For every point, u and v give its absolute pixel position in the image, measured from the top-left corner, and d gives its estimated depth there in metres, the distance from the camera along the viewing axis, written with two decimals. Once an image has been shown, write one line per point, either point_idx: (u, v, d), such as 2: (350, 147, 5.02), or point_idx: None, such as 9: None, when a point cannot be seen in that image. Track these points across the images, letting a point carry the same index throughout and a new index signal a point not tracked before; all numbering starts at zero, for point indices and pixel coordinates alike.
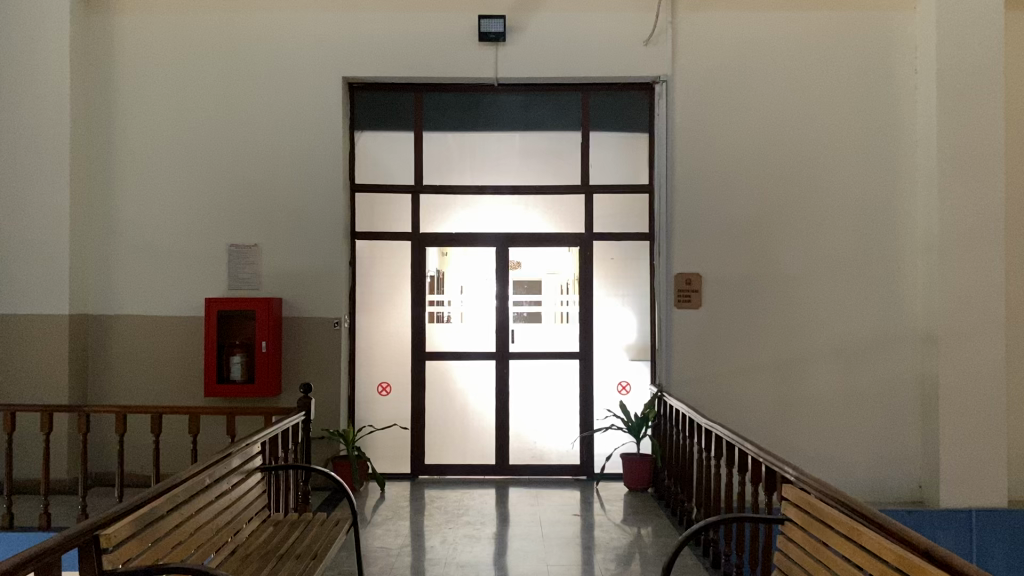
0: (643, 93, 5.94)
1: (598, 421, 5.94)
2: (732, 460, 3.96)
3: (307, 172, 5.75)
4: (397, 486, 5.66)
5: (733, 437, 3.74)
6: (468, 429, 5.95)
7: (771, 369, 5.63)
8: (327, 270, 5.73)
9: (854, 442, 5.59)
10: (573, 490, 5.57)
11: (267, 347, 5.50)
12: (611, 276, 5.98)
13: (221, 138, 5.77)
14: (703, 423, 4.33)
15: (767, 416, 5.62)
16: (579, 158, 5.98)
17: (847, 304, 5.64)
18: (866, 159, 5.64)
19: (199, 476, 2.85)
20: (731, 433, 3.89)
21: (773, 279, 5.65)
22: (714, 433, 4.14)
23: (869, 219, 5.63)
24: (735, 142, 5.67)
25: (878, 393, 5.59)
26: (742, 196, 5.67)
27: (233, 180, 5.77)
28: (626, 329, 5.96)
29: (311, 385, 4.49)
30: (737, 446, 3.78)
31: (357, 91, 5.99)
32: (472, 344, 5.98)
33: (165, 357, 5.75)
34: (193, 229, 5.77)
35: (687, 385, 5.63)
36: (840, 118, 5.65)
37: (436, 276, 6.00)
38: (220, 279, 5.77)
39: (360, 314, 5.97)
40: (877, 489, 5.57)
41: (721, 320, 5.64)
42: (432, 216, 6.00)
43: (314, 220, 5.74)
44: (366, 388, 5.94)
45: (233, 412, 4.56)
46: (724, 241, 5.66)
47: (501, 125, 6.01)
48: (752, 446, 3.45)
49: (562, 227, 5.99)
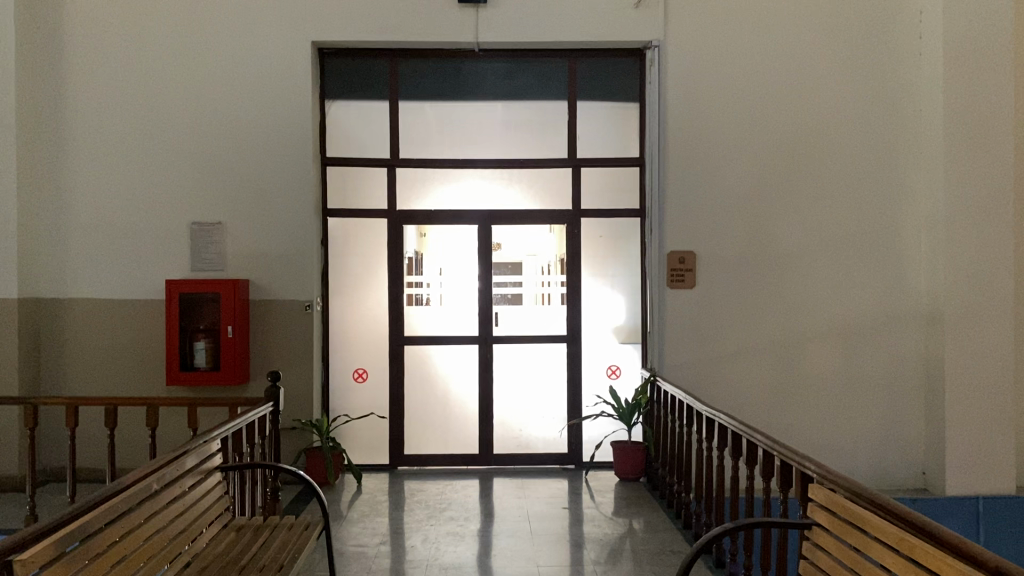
0: (633, 60, 5.60)
1: (587, 408, 5.64)
2: (738, 450, 3.69)
3: (276, 144, 5.36)
4: (375, 479, 5.34)
5: (740, 426, 3.47)
6: (449, 417, 5.63)
7: (768, 351, 5.36)
8: (297, 249, 5.36)
9: (855, 427, 5.35)
10: (560, 481, 5.28)
11: (233, 331, 5.15)
12: (599, 255, 5.66)
13: (181, 108, 5.35)
14: (703, 411, 4.05)
15: (765, 401, 5.36)
16: (567, 130, 5.63)
17: (848, 282, 5.37)
18: (869, 131, 5.36)
19: (147, 480, 2.52)
20: (735, 421, 3.61)
21: (770, 256, 5.37)
22: (717, 422, 3.87)
23: (872, 194, 5.36)
24: (731, 114, 5.36)
25: (878, 375, 5.36)
26: (738, 170, 5.37)
27: (196, 154, 5.36)
28: (613, 311, 5.65)
29: (279, 373, 4.11)
30: (745, 437, 3.50)
31: (327, 58, 5.59)
32: (453, 328, 5.65)
33: (124, 346, 5.36)
34: (153, 206, 5.36)
35: (681, 369, 5.35)
36: (841, 88, 5.35)
37: (415, 257, 5.64)
38: (181, 260, 5.37)
39: (334, 297, 5.60)
40: (878, 476, 5.35)
41: (717, 300, 5.36)
42: (410, 192, 5.63)
43: (283, 196, 5.36)
44: (340, 375, 5.60)
45: (196, 403, 4.19)
46: (719, 218, 5.37)
47: (483, 95, 5.64)
48: (764, 438, 3.19)
49: (546, 203, 5.65)
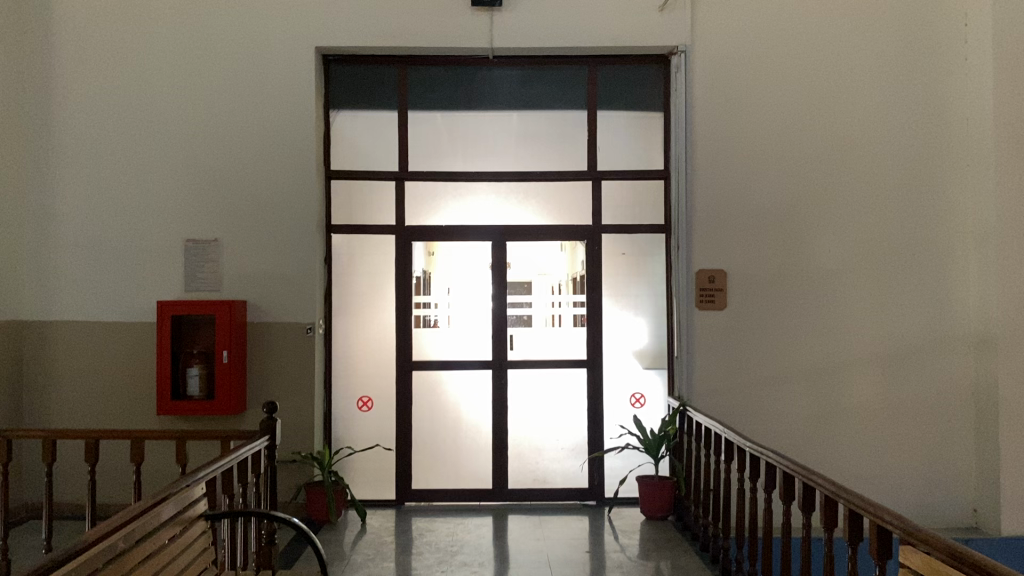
0: (656, 67, 5.27)
1: (610, 439, 5.24)
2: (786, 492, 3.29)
3: (277, 155, 5.02)
4: (380, 516, 4.94)
5: (792, 466, 3.08)
6: (460, 449, 5.23)
7: (805, 378, 4.97)
8: (298, 268, 5.00)
9: (899, 460, 4.94)
10: (581, 519, 4.88)
11: (229, 357, 4.76)
12: (622, 274, 5.28)
13: (176, 118, 5.03)
14: (743, 445, 3.66)
15: (802, 432, 4.95)
16: (587, 141, 5.28)
17: (891, 304, 4.98)
18: (912, 141, 4.99)
19: (110, 540, 2.14)
20: (784, 459, 3.21)
21: (805, 276, 4.99)
22: (760, 458, 3.47)
23: (916, 208, 4.98)
24: (763, 123, 5.01)
25: (925, 405, 4.95)
26: (772, 182, 5.01)
27: (192, 165, 5.03)
28: (636, 334, 5.26)
29: (277, 404, 3.75)
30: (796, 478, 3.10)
31: (332, 65, 5.27)
32: (464, 352, 5.26)
33: (112, 372, 4.99)
34: (145, 222, 5.02)
35: (711, 397, 4.96)
36: (881, 95, 5.00)
37: (423, 276, 5.28)
38: (175, 280, 5.01)
39: (337, 318, 5.24)
40: (927, 514, 4.92)
41: (749, 322, 4.97)
42: (419, 207, 5.28)
43: (283, 212, 5.01)
44: (344, 403, 5.21)
45: (184, 437, 3.83)
46: (751, 233, 5.00)
47: (497, 104, 5.30)
48: (824, 481, 2.80)
49: (565, 219, 5.28)
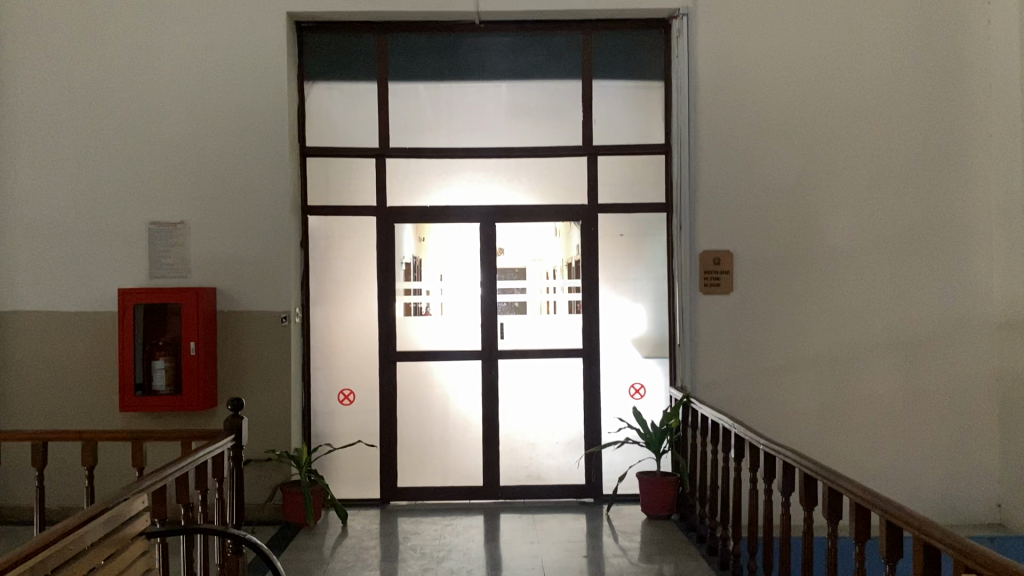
0: (656, 33, 4.89)
1: (609, 434, 4.90)
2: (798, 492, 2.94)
3: (247, 131, 4.65)
4: (363, 518, 4.61)
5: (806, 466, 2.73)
6: (450, 445, 4.90)
7: (816, 366, 4.64)
8: (272, 252, 4.64)
9: (918, 453, 4.62)
10: (578, 519, 4.56)
11: (197, 349, 4.42)
12: (621, 257, 4.92)
13: (137, 91, 4.64)
14: (749, 440, 3.32)
15: (814, 424, 4.63)
16: (582, 113, 4.91)
17: (909, 286, 4.64)
18: (932, 111, 4.63)
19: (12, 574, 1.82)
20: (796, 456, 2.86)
21: (817, 256, 4.65)
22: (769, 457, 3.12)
23: (935, 183, 4.63)
24: (771, 93, 4.65)
25: (945, 394, 4.62)
26: (782, 157, 4.65)
27: (154, 141, 4.65)
28: (634, 321, 4.91)
29: (242, 400, 3.42)
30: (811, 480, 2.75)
31: (307, 33, 4.88)
32: (454, 341, 4.92)
33: (71, 365, 4.64)
34: (103, 203, 4.64)
35: (716, 387, 4.64)
36: (898, 61, 4.64)
37: (413, 262, 4.92)
38: (138, 266, 4.64)
39: (316, 306, 4.88)
40: (947, 510, 4.61)
41: (757, 307, 4.64)
42: (402, 187, 4.92)
43: (254, 192, 4.64)
44: (324, 397, 4.87)
45: (141, 439, 3.48)
46: (759, 212, 4.65)
47: (485, 73, 4.93)
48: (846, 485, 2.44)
49: (558, 198, 4.92)
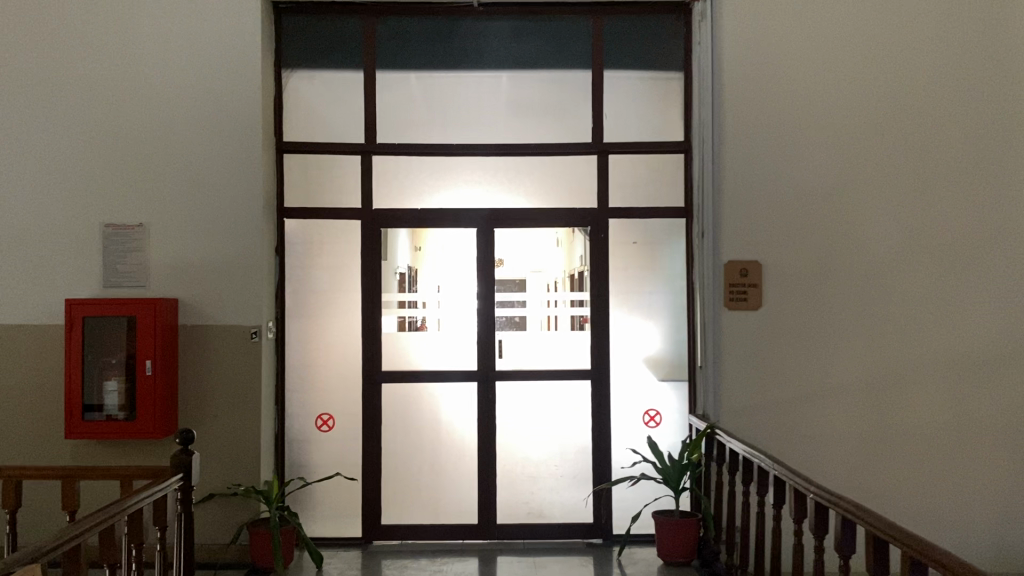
0: (674, 18, 4.40)
1: (621, 466, 4.36)
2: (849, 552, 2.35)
3: (216, 122, 4.13)
4: (341, 561, 4.05)
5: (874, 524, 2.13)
6: (442, 477, 4.36)
7: (854, 392, 4.11)
8: (241, 259, 4.11)
9: (971, 492, 4.07)
10: (585, 563, 4.01)
11: (152, 368, 3.89)
12: (634, 268, 4.40)
13: (94, 77, 4.13)
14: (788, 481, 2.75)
15: (852, 458, 4.09)
16: (591, 107, 4.40)
17: (959, 302, 4.12)
18: (987, 106, 4.12)
19: None
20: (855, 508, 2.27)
21: (855, 268, 4.12)
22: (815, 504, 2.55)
23: (989, 187, 4.11)
24: (806, 85, 4.15)
25: (1000, 425, 4.09)
26: (817, 156, 4.14)
27: (111, 132, 4.13)
28: (648, 340, 4.38)
29: (193, 434, 2.91)
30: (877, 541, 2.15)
31: (286, 16, 4.39)
32: (448, 361, 4.38)
33: (13, 385, 4.10)
34: (52, 202, 4.12)
35: (742, 415, 4.11)
36: (948, 50, 4.13)
37: (408, 273, 4.39)
38: (89, 273, 4.11)
39: (293, 321, 4.35)
40: (1003, 556, 4.06)
41: (788, 325, 4.11)
42: (390, 188, 4.40)
43: (221, 191, 4.12)
44: (299, 423, 4.33)
45: (74, 476, 2.95)
46: (790, 217, 4.13)
47: (483, 62, 4.43)
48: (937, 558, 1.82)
49: (563, 201, 4.41)
